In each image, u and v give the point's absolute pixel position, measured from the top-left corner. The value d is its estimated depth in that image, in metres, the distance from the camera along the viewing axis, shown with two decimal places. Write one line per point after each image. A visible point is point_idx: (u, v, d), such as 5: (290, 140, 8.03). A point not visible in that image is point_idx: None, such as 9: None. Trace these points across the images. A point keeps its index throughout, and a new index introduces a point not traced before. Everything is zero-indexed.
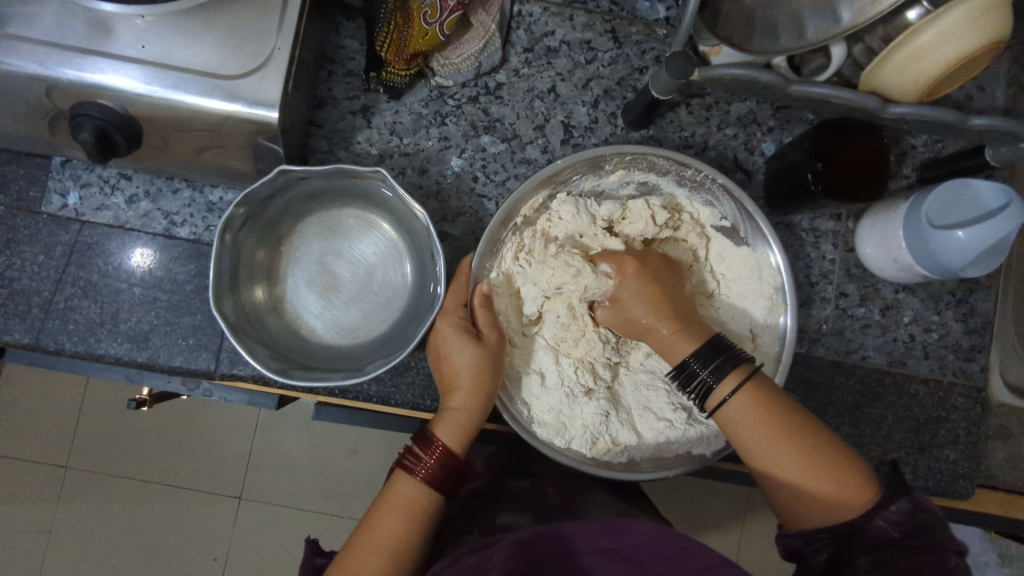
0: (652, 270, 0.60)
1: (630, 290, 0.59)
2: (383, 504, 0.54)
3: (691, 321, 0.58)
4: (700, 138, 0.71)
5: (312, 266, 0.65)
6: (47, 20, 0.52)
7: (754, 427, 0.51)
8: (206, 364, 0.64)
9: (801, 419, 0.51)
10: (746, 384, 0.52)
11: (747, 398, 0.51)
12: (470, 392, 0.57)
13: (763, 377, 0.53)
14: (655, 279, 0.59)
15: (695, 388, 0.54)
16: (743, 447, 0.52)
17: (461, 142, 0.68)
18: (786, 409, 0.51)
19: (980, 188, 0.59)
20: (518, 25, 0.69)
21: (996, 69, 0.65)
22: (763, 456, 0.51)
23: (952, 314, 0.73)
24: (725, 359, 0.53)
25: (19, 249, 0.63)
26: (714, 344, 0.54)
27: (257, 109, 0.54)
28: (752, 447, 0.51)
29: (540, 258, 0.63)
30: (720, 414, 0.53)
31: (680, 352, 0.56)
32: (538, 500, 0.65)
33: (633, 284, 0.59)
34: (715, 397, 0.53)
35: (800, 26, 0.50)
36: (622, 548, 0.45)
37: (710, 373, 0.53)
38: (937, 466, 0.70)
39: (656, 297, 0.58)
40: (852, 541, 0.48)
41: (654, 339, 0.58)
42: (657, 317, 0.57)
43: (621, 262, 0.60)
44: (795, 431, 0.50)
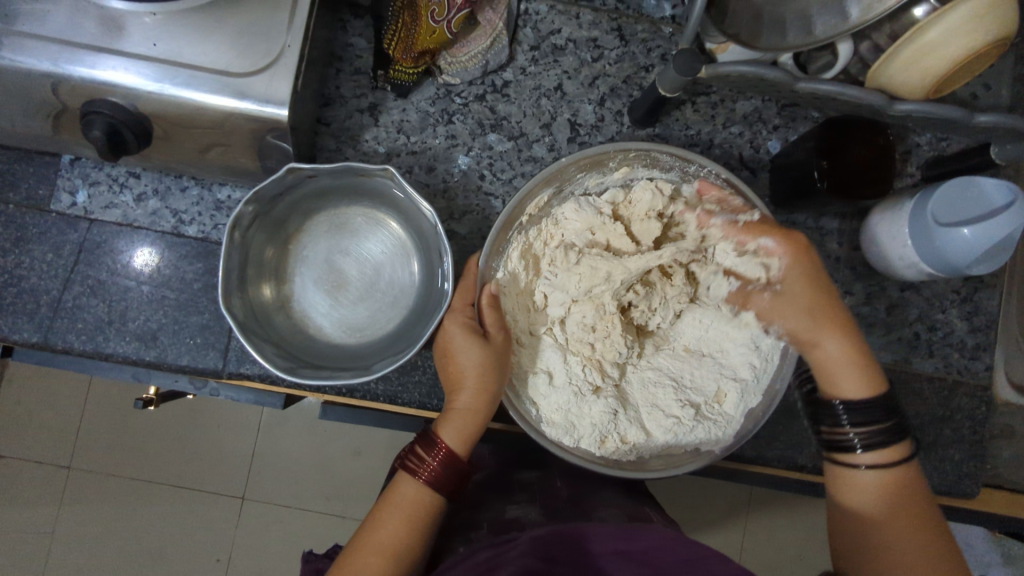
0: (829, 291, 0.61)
1: (789, 305, 0.61)
2: (386, 505, 0.55)
3: (870, 364, 0.60)
4: (705, 136, 0.72)
5: (319, 265, 0.65)
6: (59, 17, 0.52)
7: (879, 496, 0.56)
8: (214, 363, 0.64)
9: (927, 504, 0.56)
10: (894, 463, 0.56)
11: (888, 472, 0.56)
12: (476, 391, 0.57)
13: (915, 464, 0.57)
14: (824, 284, 0.61)
15: (838, 436, 0.59)
16: (856, 505, 0.58)
17: (468, 140, 0.69)
18: (918, 494, 0.56)
19: (986, 185, 0.59)
20: (525, 23, 0.69)
21: (1001, 68, 0.65)
22: (870, 517, 0.56)
23: (956, 312, 0.73)
24: (890, 429, 0.57)
25: (28, 248, 0.63)
26: (889, 408, 0.57)
27: (268, 106, 0.54)
28: (855, 502, 0.57)
29: (563, 267, 0.62)
30: (847, 472, 0.58)
31: (846, 391, 0.59)
32: (545, 495, 0.65)
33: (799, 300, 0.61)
34: (854, 457, 0.58)
35: (807, 23, 0.50)
36: (638, 551, 0.46)
37: (859, 435, 0.57)
38: (942, 464, 0.70)
39: (831, 321, 0.60)
40: None
41: (819, 362, 0.61)
42: (829, 338, 0.60)
43: (796, 260, 0.61)
44: (915, 514, 0.55)
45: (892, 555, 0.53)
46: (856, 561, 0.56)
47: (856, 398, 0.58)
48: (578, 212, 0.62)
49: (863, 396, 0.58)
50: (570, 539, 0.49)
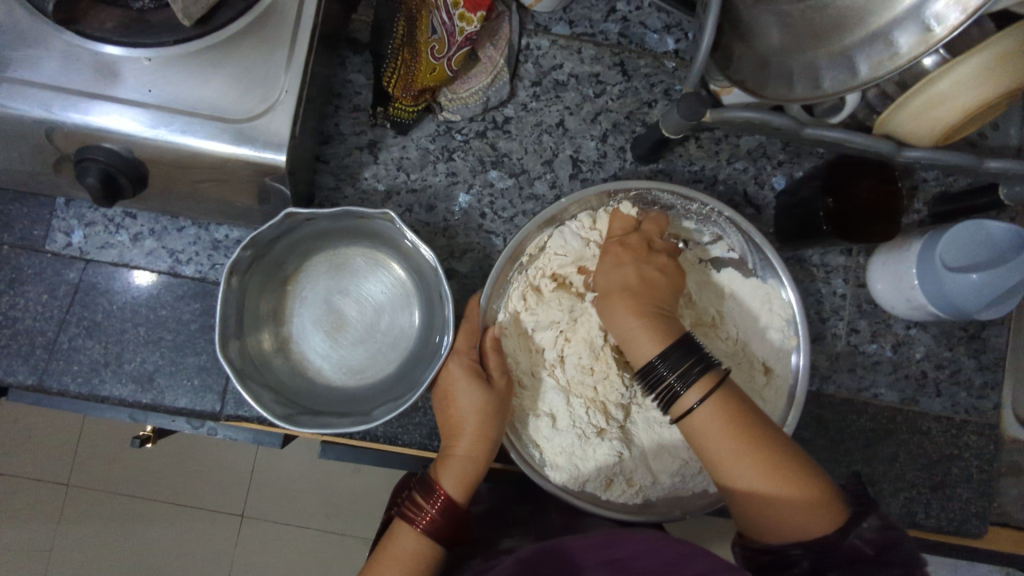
0: (639, 251, 0.59)
1: (608, 271, 0.58)
2: (383, 555, 0.53)
3: (656, 313, 0.54)
4: (709, 172, 0.71)
5: (317, 304, 0.65)
6: (53, 64, 0.52)
7: (718, 435, 0.48)
8: (212, 405, 0.63)
9: (763, 426, 0.49)
10: (714, 392, 0.50)
11: (715, 405, 0.49)
12: (475, 437, 0.56)
13: (733, 385, 0.51)
14: (638, 261, 0.58)
15: (661, 392, 0.51)
16: (708, 458, 0.49)
17: (468, 177, 0.68)
18: (752, 422, 0.49)
19: (993, 228, 0.58)
20: (526, 58, 0.69)
21: (1010, 108, 0.64)
22: (722, 462, 0.48)
23: (964, 349, 0.72)
24: (694, 362, 0.50)
25: (23, 288, 0.62)
26: (685, 346, 0.51)
27: (265, 152, 0.53)
28: (716, 449, 0.49)
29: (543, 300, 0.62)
30: (685, 422, 0.50)
31: (645, 352, 0.53)
32: (540, 526, 0.63)
33: (603, 278, 0.58)
34: (682, 404, 0.50)
35: (815, 76, 0.48)
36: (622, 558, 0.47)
37: (678, 379, 0.50)
38: (949, 505, 0.70)
39: (632, 281, 0.56)
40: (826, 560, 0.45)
41: (618, 328, 0.55)
42: (631, 313, 0.54)
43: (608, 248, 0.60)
44: (765, 448, 0.48)
45: (761, 497, 0.47)
46: (743, 517, 0.49)
47: (659, 350, 0.52)
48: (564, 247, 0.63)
49: (660, 347, 0.52)
50: (552, 554, 0.49)
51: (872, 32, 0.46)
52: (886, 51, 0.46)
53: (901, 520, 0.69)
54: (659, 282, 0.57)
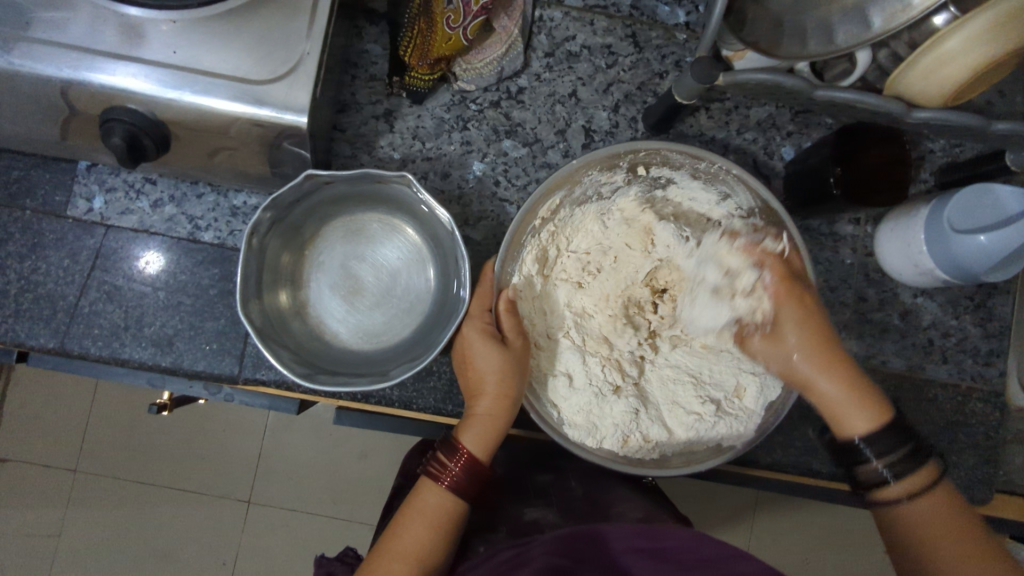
0: (810, 315, 0.59)
1: (783, 355, 0.60)
2: (407, 510, 0.55)
3: (870, 388, 0.57)
4: (719, 142, 0.72)
5: (335, 271, 0.65)
6: (79, 25, 0.52)
7: (927, 526, 0.51)
8: (230, 368, 0.64)
9: (976, 535, 0.50)
10: (924, 491, 0.52)
11: (926, 508, 0.51)
12: (495, 398, 0.57)
13: (949, 484, 0.53)
14: (814, 326, 0.59)
15: (869, 472, 0.55)
16: (912, 544, 0.51)
17: (483, 146, 0.69)
18: (964, 515, 0.51)
19: (1002, 192, 0.59)
20: (539, 30, 0.70)
21: (1016, 76, 0.65)
22: (931, 555, 0.50)
23: (969, 318, 0.73)
24: (907, 454, 0.53)
25: (44, 253, 0.63)
26: (903, 429, 0.54)
27: (285, 114, 0.54)
28: (926, 532, 0.51)
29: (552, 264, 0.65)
30: (887, 511, 0.53)
31: (855, 426, 0.56)
32: (563, 500, 0.64)
33: (801, 367, 0.59)
34: (887, 492, 0.53)
35: (829, 30, 0.50)
36: (660, 548, 0.47)
37: (889, 467, 0.53)
38: (955, 470, 0.71)
39: (830, 360, 0.58)
40: None
41: (822, 399, 0.58)
42: (838, 385, 0.57)
43: (780, 300, 0.60)
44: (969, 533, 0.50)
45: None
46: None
47: (870, 432, 0.55)
48: (580, 232, 0.67)
49: (869, 428, 0.55)
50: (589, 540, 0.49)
51: None
52: (899, 4, 0.49)
53: None
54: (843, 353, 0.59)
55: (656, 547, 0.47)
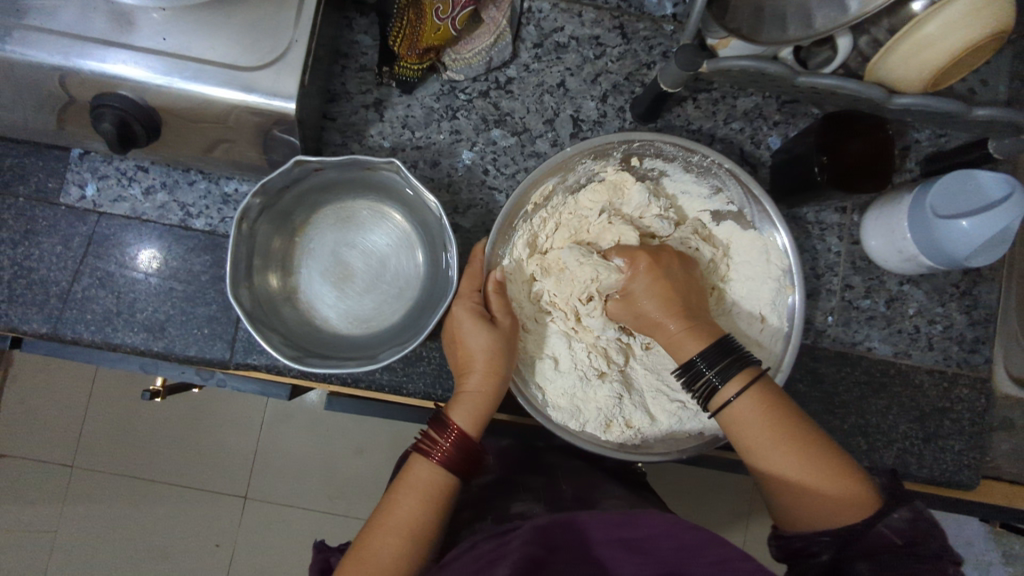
0: (666, 266, 0.58)
1: (631, 304, 0.58)
2: (400, 487, 0.55)
3: (696, 315, 0.56)
4: (706, 132, 0.73)
5: (325, 257, 0.66)
6: (70, 12, 0.53)
7: (759, 428, 0.51)
8: (222, 353, 0.64)
9: (804, 426, 0.51)
10: (751, 388, 0.52)
11: (752, 399, 0.52)
12: (484, 375, 0.58)
13: (773, 385, 0.53)
14: (670, 276, 0.58)
15: (701, 389, 0.54)
16: (747, 448, 0.52)
17: (472, 135, 0.70)
18: (790, 409, 0.52)
19: (983, 178, 0.60)
20: (528, 21, 0.70)
21: (998, 64, 0.66)
22: (769, 458, 0.51)
23: (955, 305, 0.74)
24: (731, 361, 0.53)
25: (38, 240, 0.64)
26: (721, 345, 0.54)
27: (274, 100, 0.55)
28: (763, 435, 0.51)
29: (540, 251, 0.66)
30: (724, 416, 0.53)
31: (688, 350, 0.55)
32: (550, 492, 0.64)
33: (637, 307, 0.58)
34: (719, 400, 0.53)
35: (807, 15, 0.51)
36: (639, 538, 0.47)
37: (716, 373, 0.53)
38: (942, 456, 0.71)
39: (663, 296, 0.57)
40: (850, 545, 0.47)
41: (662, 335, 0.57)
42: (675, 319, 0.56)
43: (634, 257, 0.58)
44: (794, 426, 0.51)
45: (793, 477, 0.50)
46: (772, 496, 0.52)
47: (699, 349, 0.54)
48: (554, 225, 0.66)
49: (700, 349, 0.54)
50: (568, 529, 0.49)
51: None
52: None
53: (894, 470, 0.71)
54: (683, 283, 0.58)
55: (632, 536, 0.47)
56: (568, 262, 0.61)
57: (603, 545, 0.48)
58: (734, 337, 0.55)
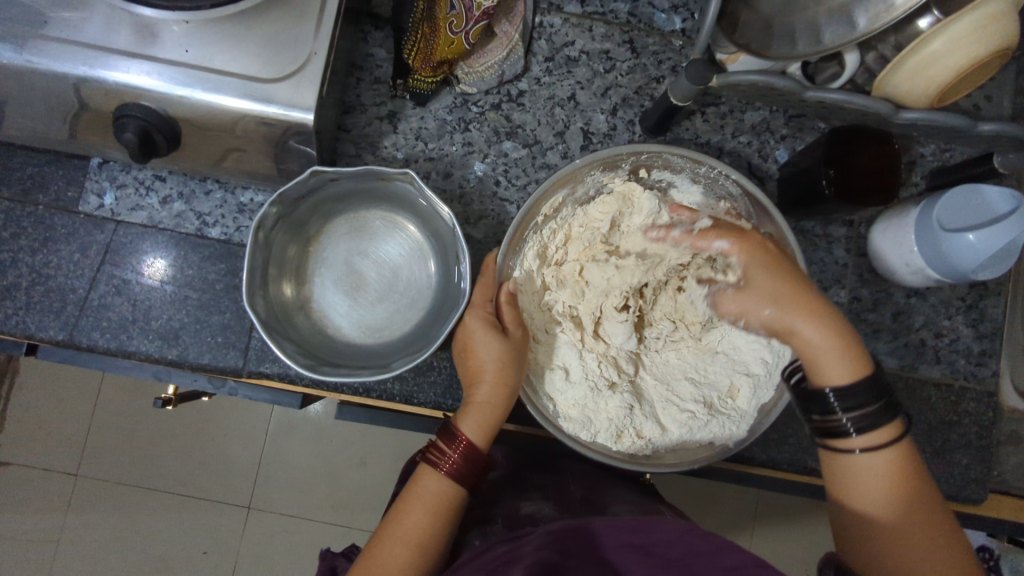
0: (775, 261, 0.58)
1: (755, 296, 0.59)
2: (407, 498, 0.56)
3: (854, 345, 0.55)
4: (714, 145, 0.74)
5: (337, 267, 0.67)
6: (95, 24, 0.55)
7: (882, 482, 0.53)
8: (235, 361, 0.65)
9: (925, 495, 0.53)
10: (887, 447, 0.53)
11: (887, 457, 0.52)
12: (493, 385, 0.59)
13: (910, 444, 0.54)
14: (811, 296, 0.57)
15: (829, 423, 0.55)
16: (862, 495, 0.54)
17: (484, 147, 0.71)
18: (919, 476, 0.53)
19: (989, 192, 0.62)
20: (539, 35, 0.72)
21: (1003, 80, 0.67)
22: (879, 512, 0.53)
23: (962, 319, 0.74)
24: (877, 410, 0.53)
25: (56, 248, 0.65)
26: (877, 390, 0.53)
27: (292, 111, 0.56)
28: (884, 486, 0.53)
29: (551, 263, 0.67)
30: (844, 460, 0.54)
31: (834, 376, 0.55)
32: (558, 496, 0.65)
33: (763, 292, 0.58)
34: (844, 443, 0.54)
35: (816, 32, 0.50)
36: (649, 543, 0.47)
37: (853, 419, 0.53)
38: (949, 469, 0.71)
39: (802, 309, 0.56)
40: None
41: (805, 349, 0.57)
42: (821, 340, 0.55)
43: (740, 236, 0.59)
44: (918, 492, 0.53)
45: (902, 541, 0.51)
46: (862, 547, 0.53)
47: (849, 383, 0.54)
48: (564, 232, 0.67)
49: (849, 378, 0.54)
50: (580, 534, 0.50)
51: None
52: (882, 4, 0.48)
53: None
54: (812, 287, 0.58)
55: (642, 541, 0.47)
56: (594, 276, 0.64)
57: (614, 548, 0.48)
58: (885, 379, 0.55)
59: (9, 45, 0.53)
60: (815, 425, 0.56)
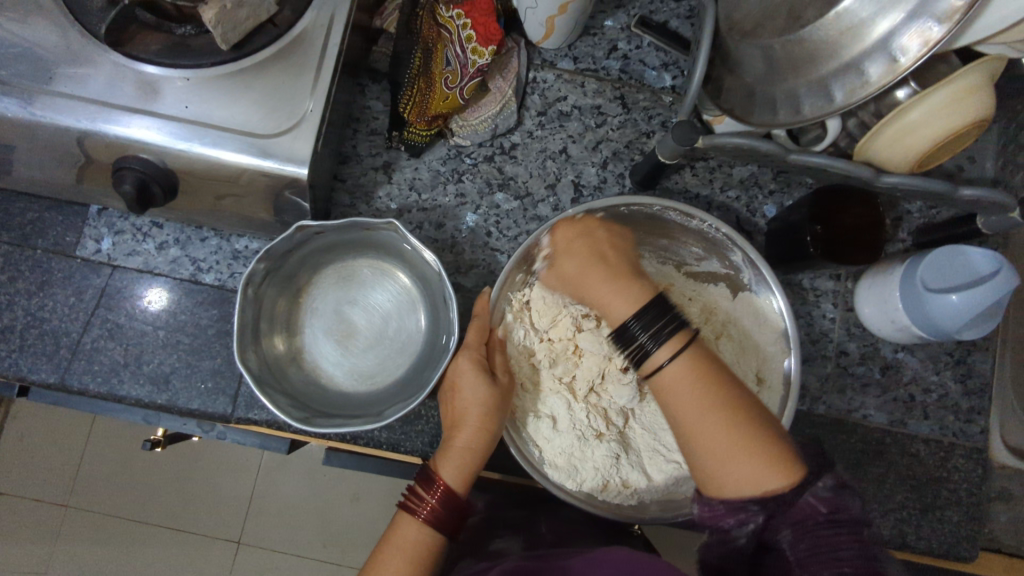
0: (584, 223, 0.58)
1: (568, 271, 0.56)
2: (386, 547, 0.55)
3: (630, 276, 0.53)
4: (704, 199, 0.75)
5: (328, 315, 0.68)
6: (98, 80, 0.56)
7: (686, 389, 0.47)
8: (224, 407, 0.65)
9: (734, 399, 0.46)
10: (683, 351, 0.49)
11: (684, 363, 0.48)
12: (477, 429, 0.59)
13: (705, 341, 0.50)
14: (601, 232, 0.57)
15: (632, 351, 0.51)
16: (677, 425, 0.48)
17: (476, 199, 0.72)
18: (721, 375, 0.48)
19: (972, 254, 0.61)
20: (533, 91, 0.74)
21: (985, 144, 0.70)
22: (688, 419, 0.47)
23: (950, 374, 0.74)
24: (666, 321, 0.50)
25: (52, 291, 0.66)
26: (657, 306, 0.51)
27: (287, 166, 0.57)
28: (681, 393, 0.48)
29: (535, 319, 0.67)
30: (656, 379, 0.50)
31: (620, 308, 0.52)
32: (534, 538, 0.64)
33: (573, 264, 0.56)
34: (651, 362, 0.50)
35: (796, 103, 0.52)
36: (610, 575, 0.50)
37: (648, 336, 0.50)
38: (940, 528, 0.71)
39: (591, 267, 0.55)
40: (777, 514, 0.44)
41: (595, 299, 0.54)
42: (603, 279, 0.54)
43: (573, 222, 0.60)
44: (728, 397, 0.47)
45: (715, 450, 0.45)
46: (693, 464, 0.48)
47: (634, 307, 0.51)
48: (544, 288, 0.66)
49: (633, 309, 0.51)
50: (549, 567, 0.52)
51: (845, 63, 0.48)
52: (858, 79, 0.49)
53: (892, 542, 0.70)
54: (630, 249, 0.57)
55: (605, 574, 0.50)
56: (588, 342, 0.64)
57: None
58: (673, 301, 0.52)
59: (15, 100, 0.55)
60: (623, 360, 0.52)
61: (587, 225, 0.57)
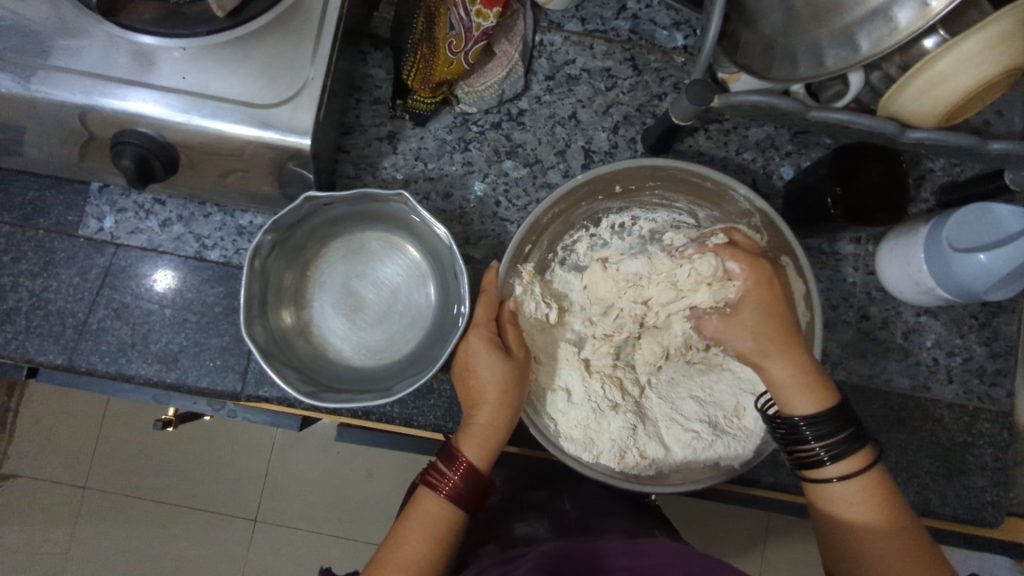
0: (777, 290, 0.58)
1: (738, 330, 0.59)
2: (407, 521, 0.54)
3: (813, 368, 0.55)
4: (719, 161, 0.73)
5: (337, 289, 0.67)
6: (92, 52, 0.54)
7: (860, 514, 0.50)
8: (234, 384, 0.65)
9: (914, 531, 0.49)
10: (860, 474, 0.51)
11: (858, 490, 0.51)
12: (495, 408, 0.58)
13: (886, 470, 0.52)
14: (777, 300, 0.58)
15: (802, 453, 0.54)
16: (836, 530, 0.52)
17: (484, 167, 0.70)
18: (898, 508, 0.51)
19: (1002, 213, 0.59)
20: (540, 54, 0.71)
21: (1013, 96, 0.67)
22: (858, 537, 0.50)
23: (974, 337, 0.73)
24: (844, 436, 0.52)
25: (55, 271, 0.65)
26: (841, 413, 0.53)
27: (289, 136, 0.55)
28: (855, 525, 0.50)
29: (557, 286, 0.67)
30: (820, 488, 0.53)
31: (799, 407, 0.54)
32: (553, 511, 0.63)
33: (750, 333, 0.58)
34: (821, 472, 0.53)
35: (818, 55, 0.50)
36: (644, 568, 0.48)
37: (823, 447, 0.52)
38: (964, 493, 0.70)
39: (779, 342, 0.56)
40: None
41: (772, 380, 0.57)
42: (784, 361, 0.56)
43: (749, 265, 0.58)
44: (903, 528, 0.49)
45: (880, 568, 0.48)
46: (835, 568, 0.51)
47: (815, 414, 0.53)
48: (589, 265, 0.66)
49: (812, 411, 0.53)
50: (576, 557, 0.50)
51: (869, 11, 0.47)
52: (885, 27, 0.47)
53: (915, 508, 0.69)
54: (794, 326, 0.57)
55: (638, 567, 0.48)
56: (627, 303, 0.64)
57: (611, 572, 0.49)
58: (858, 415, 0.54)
59: (10, 75, 0.53)
60: (788, 458, 0.55)
61: (758, 289, 0.58)
